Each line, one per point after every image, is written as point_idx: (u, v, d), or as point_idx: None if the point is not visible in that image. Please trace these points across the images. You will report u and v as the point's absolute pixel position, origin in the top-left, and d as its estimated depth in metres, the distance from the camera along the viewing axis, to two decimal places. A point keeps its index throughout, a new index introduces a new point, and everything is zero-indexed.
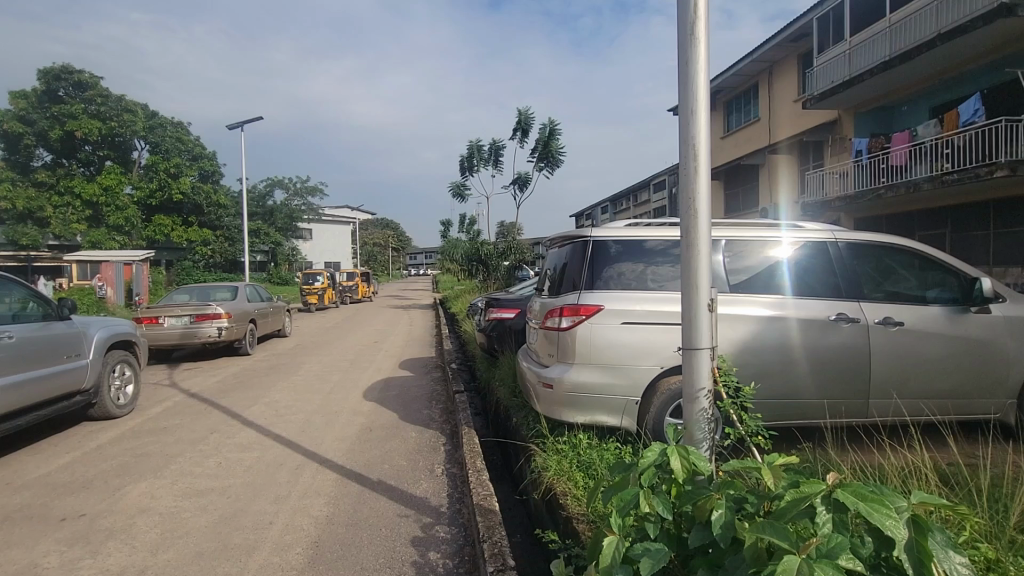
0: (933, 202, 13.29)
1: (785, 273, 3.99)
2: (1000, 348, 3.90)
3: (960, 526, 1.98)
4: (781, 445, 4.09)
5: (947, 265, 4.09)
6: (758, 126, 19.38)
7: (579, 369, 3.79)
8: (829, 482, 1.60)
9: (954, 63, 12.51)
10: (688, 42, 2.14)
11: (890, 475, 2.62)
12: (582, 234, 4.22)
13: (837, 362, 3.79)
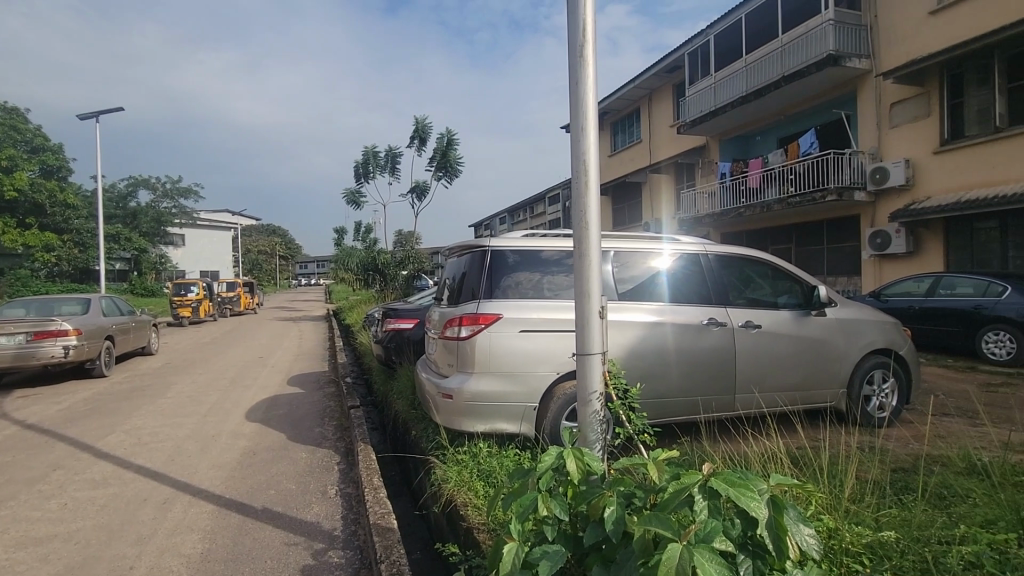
0: (782, 220, 15.26)
1: (665, 282, 4.35)
2: (835, 345, 4.57)
3: (808, 502, 2.27)
4: (664, 440, 4.43)
5: (794, 274, 4.72)
6: (641, 147, 20.97)
7: (479, 378, 3.81)
8: (705, 473, 1.74)
9: (797, 101, 14.55)
10: (577, 63, 2.28)
11: (754, 461, 2.95)
12: (480, 244, 4.28)
13: (710, 363, 4.20)
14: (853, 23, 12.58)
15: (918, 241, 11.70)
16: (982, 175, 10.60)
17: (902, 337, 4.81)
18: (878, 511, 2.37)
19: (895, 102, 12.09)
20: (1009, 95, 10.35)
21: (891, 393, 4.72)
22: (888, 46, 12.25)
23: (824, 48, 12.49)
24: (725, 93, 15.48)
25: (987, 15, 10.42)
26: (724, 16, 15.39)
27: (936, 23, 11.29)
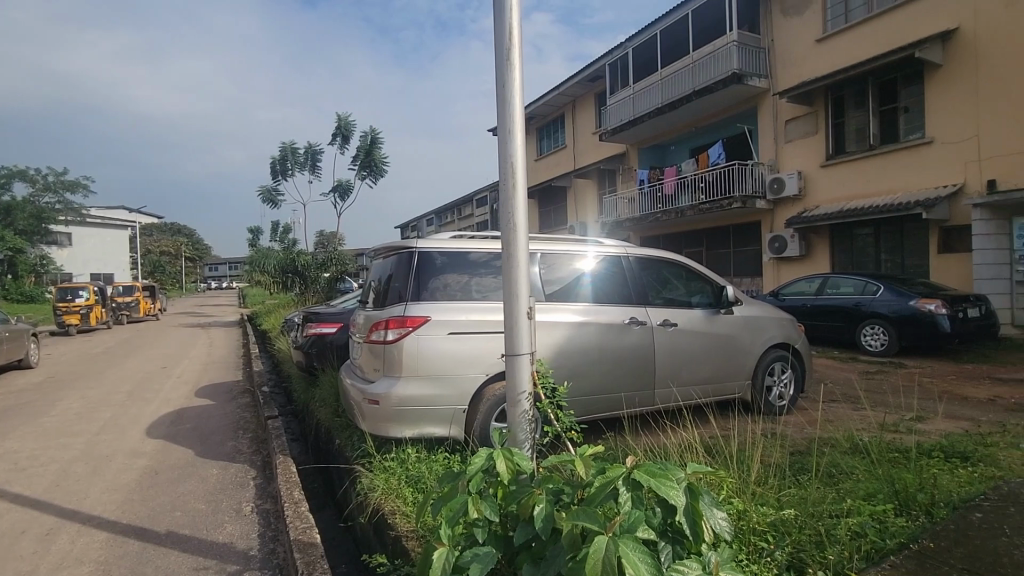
0: (694, 225, 16.30)
1: (589, 283, 4.51)
2: (742, 341, 4.94)
3: (720, 487, 2.45)
4: (590, 437, 4.58)
5: (705, 275, 5.06)
6: (565, 152, 21.56)
7: (407, 382, 3.74)
8: (629, 466, 1.82)
9: (706, 114, 15.61)
10: (503, 66, 2.31)
11: (672, 452, 3.14)
12: (407, 245, 4.20)
13: (631, 360, 4.40)
14: (754, 45, 13.71)
15: (810, 246, 12.94)
16: (860, 187, 11.93)
17: (798, 332, 5.30)
18: (780, 491, 2.60)
19: (789, 119, 13.32)
20: (882, 117, 11.65)
21: (789, 383, 5.19)
22: (783, 67, 13.47)
23: (729, 67, 13.52)
24: (643, 103, 16.29)
25: (863, 45, 11.75)
26: (641, 31, 16.21)
27: (822, 49, 12.58)
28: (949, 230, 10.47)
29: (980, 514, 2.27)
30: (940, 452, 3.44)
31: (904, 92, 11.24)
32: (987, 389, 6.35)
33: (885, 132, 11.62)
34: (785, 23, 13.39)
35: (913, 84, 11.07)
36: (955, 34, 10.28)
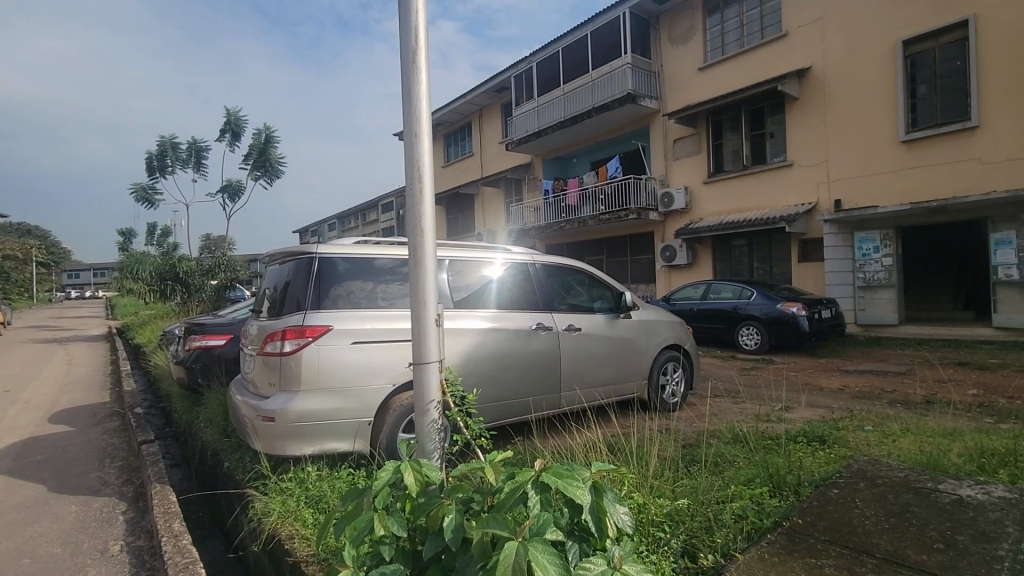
0: (595, 234, 17.13)
1: (496, 290, 4.55)
2: (639, 343, 5.26)
3: (622, 483, 2.58)
4: (499, 443, 4.62)
5: (606, 282, 5.32)
6: (473, 160, 21.71)
7: (306, 396, 3.52)
8: (537, 469, 1.85)
9: (604, 130, 16.52)
10: (409, 68, 2.27)
11: (576, 452, 3.25)
12: (306, 250, 3.97)
13: (539, 365, 4.51)
14: (646, 69, 14.76)
15: (696, 254, 14.15)
16: (736, 202, 13.28)
17: (687, 334, 5.74)
18: (675, 483, 2.78)
19: (677, 138, 14.50)
20: (752, 140, 13.08)
21: (680, 381, 5.60)
22: (671, 91, 14.64)
23: (625, 87, 14.42)
24: (546, 116, 16.87)
25: (737, 76, 13.12)
26: (544, 47, 16.80)
27: (703, 77, 13.87)
28: (807, 241, 11.97)
29: (838, 487, 2.10)
30: (804, 437, 3.91)
31: (771, 120, 12.71)
32: (838, 380, 7.32)
33: (756, 154, 13.04)
34: (672, 50, 14.58)
35: (777, 113, 12.57)
36: (809, 72, 11.83)
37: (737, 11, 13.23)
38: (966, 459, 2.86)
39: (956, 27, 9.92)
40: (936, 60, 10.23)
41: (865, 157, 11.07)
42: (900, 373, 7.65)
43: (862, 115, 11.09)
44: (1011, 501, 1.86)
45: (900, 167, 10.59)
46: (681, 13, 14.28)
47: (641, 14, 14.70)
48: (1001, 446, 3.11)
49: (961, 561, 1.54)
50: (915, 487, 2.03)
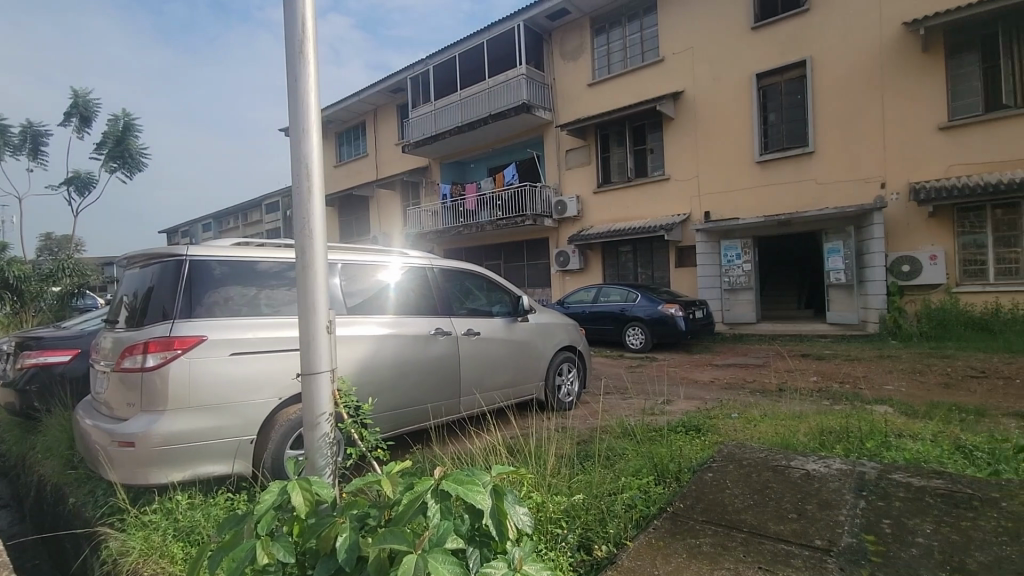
0: (492, 239, 17.36)
1: (392, 295, 4.41)
2: (536, 345, 5.38)
3: (521, 484, 2.61)
4: (396, 453, 4.47)
5: (503, 286, 5.40)
6: (367, 161, 20.98)
7: (173, 416, 3.13)
8: (437, 478, 1.82)
9: (501, 137, 16.83)
10: (296, 59, 2.12)
11: (476, 456, 3.25)
12: (174, 253, 3.55)
13: (437, 370, 4.44)
14: (540, 81, 15.30)
15: (587, 260, 14.90)
16: (623, 211, 14.22)
17: (580, 335, 6.00)
18: (570, 480, 2.89)
19: (569, 149, 15.19)
20: (636, 155, 14.12)
21: (575, 381, 5.84)
22: (563, 103, 15.32)
23: (520, 96, 14.81)
24: (444, 120, 16.80)
25: (622, 93, 14.07)
26: (441, 51, 16.73)
27: (592, 93, 14.69)
28: (683, 248, 13.14)
29: (711, 472, 2.29)
30: (683, 427, 4.27)
31: (651, 136, 13.80)
32: (710, 373, 8.10)
33: (639, 168, 14.08)
34: (564, 64, 15.27)
35: (657, 131, 13.69)
36: (682, 95, 13.03)
37: (621, 33, 14.21)
38: (811, 438, 3.31)
39: (798, 65, 11.52)
40: (783, 92, 11.78)
41: (729, 174, 12.43)
42: (759, 365, 8.65)
43: (726, 136, 12.42)
44: (846, 473, 2.14)
45: (757, 184, 12.05)
46: (572, 30, 15.02)
47: (535, 27, 15.21)
48: (837, 425, 3.64)
49: (809, 526, 1.74)
50: (773, 466, 2.27)
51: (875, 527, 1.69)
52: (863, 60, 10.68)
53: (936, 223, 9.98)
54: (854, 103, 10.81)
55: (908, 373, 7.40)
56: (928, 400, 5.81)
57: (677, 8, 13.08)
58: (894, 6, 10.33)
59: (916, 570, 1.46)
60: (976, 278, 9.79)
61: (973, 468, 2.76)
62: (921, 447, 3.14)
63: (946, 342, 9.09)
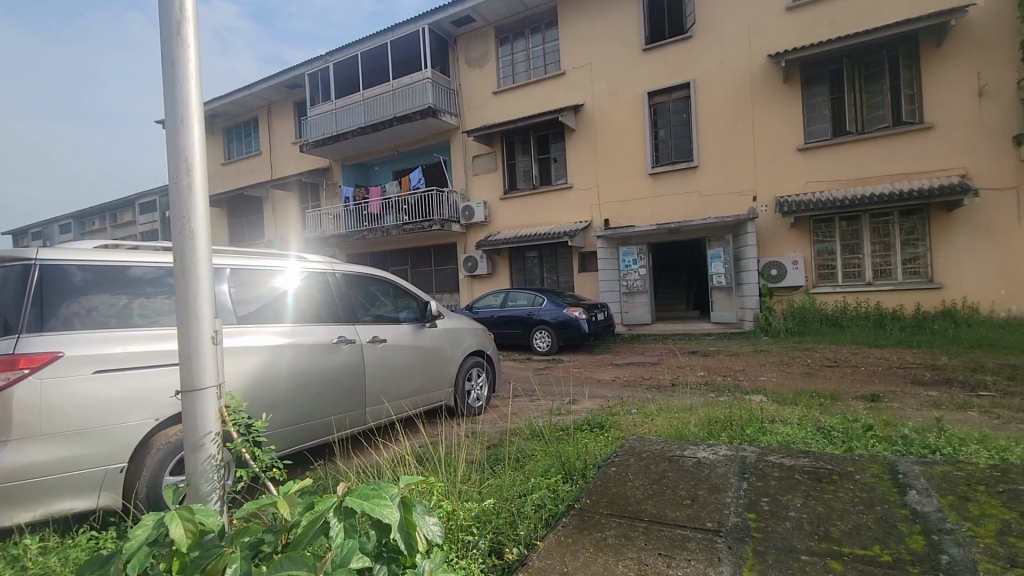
0: (399, 244, 16.96)
1: (289, 302, 4.14)
2: (445, 350, 5.32)
3: (431, 493, 2.55)
4: (295, 471, 4.17)
5: (410, 291, 5.28)
6: (261, 160, 19.58)
7: (20, 447, 2.66)
8: (340, 495, 1.71)
9: (406, 140, 16.51)
10: (172, 40, 1.91)
11: (383, 467, 3.13)
12: (20, 256, 3.04)
13: (341, 380, 4.23)
14: (445, 86, 15.24)
15: (495, 265, 15.06)
16: (528, 217, 14.57)
17: (488, 339, 6.01)
18: (481, 486, 2.88)
19: (475, 155, 15.28)
20: (540, 163, 14.54)
21: (484, 385, 5.84)
22: (469, 109, 15.38)
23: (425, 100, 14.64)
24: (345, 120, 16.15)
25: (526, 103, 14.44)
26: (342, 48, 16.09)
27: (497, 101, 14.91)
28: (585, 254, 13.74)
29: (614, 465, 2.38)
30: (588, 425, 4.44)
31: (554, 146, 14.30)
32: (612, 372, 8.53)
33: (543, 176, 14.53)
34: (469, 71, 15.36)
35: (559, 141, 14.21)
36: (583, 107, 13.65)
37: (525, 45, 14.61)
38: (701, 428, 3.60)
39: (683, 86, 12.56)
40: (671, 110, 12.77)
41: (625, 185, 13.23)
42: (655, 363, 9.26)
43: (622, 149, 13.21)
44: (731, 458, 2.33)
45: (650, 194, 12.94)
46: (477, 37, 15.16)
47: (440, 32, 15.15)
48: (722, 414, 3.99)
49: (701, 511, 1.86)
50: (669, 456, 2.41)
51: (756, 506, 1.85)
52: (737, 85, 11.89)
53: (797, 232, 11.37)
54: (731, 123, 12.00)
55: (778, 365, 8.34)
56: (795, 388, 6.59)
57: (576, 25, 13.70)
58: (761, 39, 11.64)
59: (790, 540, 1.62)
60: (829, 280, 11.25)
61: (831, 446, 3.16)
62: (790, 430, 3.54)
63: (807, 337, 10.34)
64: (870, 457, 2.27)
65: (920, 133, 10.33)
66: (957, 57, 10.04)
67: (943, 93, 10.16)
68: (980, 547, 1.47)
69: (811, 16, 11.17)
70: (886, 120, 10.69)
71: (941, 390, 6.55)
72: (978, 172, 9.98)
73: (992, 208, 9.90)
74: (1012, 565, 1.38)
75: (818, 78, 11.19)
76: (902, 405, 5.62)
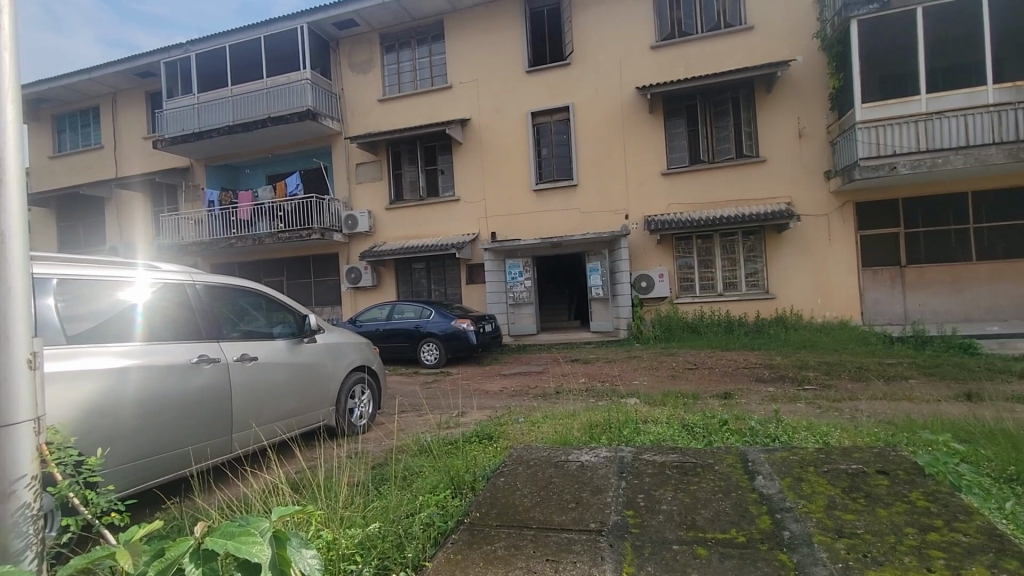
0: (273, 253, 15.70)
1: (136, 318, 3.61)
2: (325, 367, 4.98)
3: (308, 523, 2.34)
4: (142, 513, 3.61)
5: (284, 304, 4.91)
6: (102, 154, 17.04)
7: None
8: (198, 536, 1.51)
9: (282, 143, 15.41)
10: None
11: (252, 499, 2.83)
12: None
13: (201, 404, 3.76)
14: (326, 89, 14.52)
15: (380, 276, 14.57)
16: (415, 229, 14.35)
17: (373, 353, 5.75)
18: (365, 509, 2.72)
19: (359, 163, 14.73)
20: (427, 174, 14.43)
21: (369, 403, 5.57)
22: (352, 115, 14.81)
23: (304, 102, 13.81)
24: (210, 117, 14.67)
25: (413, 113, 14.28)
26: (206, 38, 14.63)
27: (382, 109, 14.55)
28: (472, 266, 13.86)
29: (503, 476, 2.37)
30: (476, 437, 4.44)
31: (441, 158, 14.29)
32: (499, 383, 8.65)
33: (430, 187, 14.43)
34: (352, 76, 14.81)
35: (446, 153, 14.24)
36: (469, 122, 13.83)
37: (410, 55, 14.48)
38: (583, 433, 3.78)
39: (564, 109, 13.30)
40: (553, 131, 13.44)
41: (511, 199, 13.62)
42: (540, 372, 9.57)
43: (508, 164, 13.59)
44: (611, 459, 2.46)
45: (535, 209, 13.46)
46: (360, 42, 14.69)
47: (320, 32, 14.44)
48: (602, 418, 4.23)
49: (584, 512, 1.93)
50: (554, 462, 2.47)
51: (634, 504, 1.97)
52: (611, 112, 12.87)
53: (663, 248, 12.55)
54: (606, 147, 12.94)
55: (649, 369, 9.08)
56: (663, 390, 7.22)
57: (463, 41, 13.89)
58: (631, 72, 12.75)
59: (663, 533, 1.74)
60: (689, 291, 12.55)
61: (695, 440, 3.52)
62: (660, 429, 3.85)
63: (672, 343, 11.40)
64: (727, 449, 2.53)
65: (757, 165, 12.00)
66: (784, 102, 11.83)
67: (774, 132, 11.91)
68: (813, 522, 1.69)
69: (672, 55, 12.49)
70: (731, 152, 12.26)
71: (777, 385, 7.60)
72: (801, 200, 11.84)
73: (811, 231, 11.79)
74: (838, 534, 1.61)
75: (678, 110, 12.52)
76: (749, 400, 6.42)
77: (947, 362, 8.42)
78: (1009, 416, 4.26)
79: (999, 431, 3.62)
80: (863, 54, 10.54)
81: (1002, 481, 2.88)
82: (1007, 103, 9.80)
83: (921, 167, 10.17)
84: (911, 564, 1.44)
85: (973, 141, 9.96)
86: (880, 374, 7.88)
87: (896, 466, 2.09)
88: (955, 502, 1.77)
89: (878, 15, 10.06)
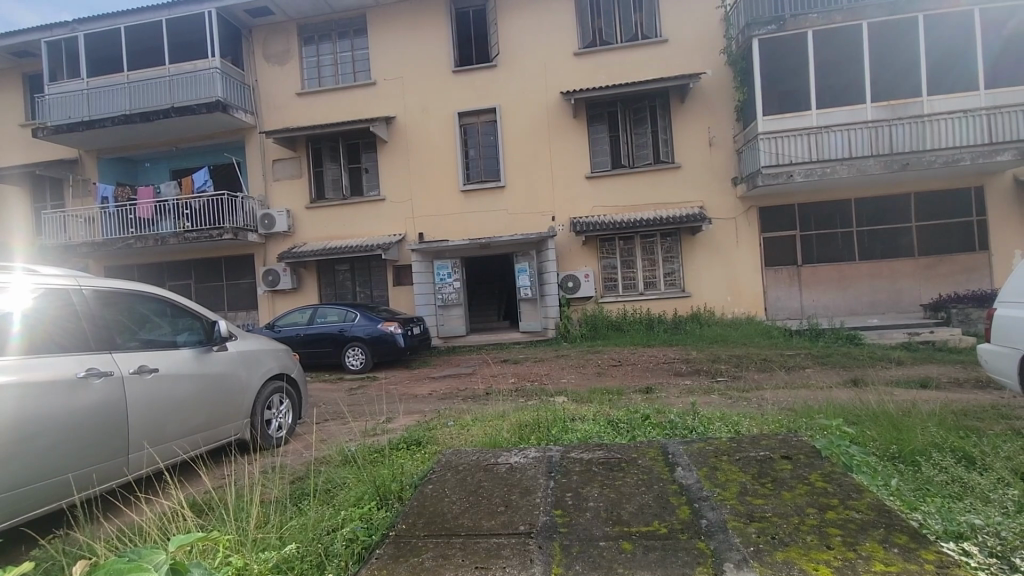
0: (178, 254, 14.47)
1: (9, 329, 3.17)
2: (238, 377, 4.63)
3: (214, 550, 2.14)
4: (12, 553, 3.16)
5: (191, 311, 4.53)
6: None
7: None
8: None
9: (188, 135, 14.22)
10: None
11: (148, 528, 2.55)
12: None
13: (88, 425, 3.36)
14: (237, 79, 13.58)
15: (300, 279, 13.86)
16: (338, 229, 13.80)
17: (292, 360, 5.42)
18: (280, 530, 2.55)
19: (276, 159, 13.93)
20: (350, 173, 13.93)
21: (287, 413, 5.24)
22: (267, 109, 13.96)
23: (212, 92, 12.82)
24: (102, 105, 13.25)
25: (334, 109, 13.70)
26: (96, 17, 13.17)
27: (301, 103, 13.84)
28: (400, 268, 13.54)
29: (431, 483, 2.29)
30: (404, 443, 4.31)
31: (365, 157, 13.84)
32: (428, 386, 8.50)
33: (354, 186, 13.93)
34: (267, 67, 13.96)
35: (370, 152, 13.82)
36: (394, 120, 13.50)
37: (331, 49, 13.91)
38: (513, 434, 3.78)
39: (490, 111, 13.33)
40: (480, 132, 13.44)
41: (438, 200, 13.48)
42: (470, 374, 9.51)
43: (435, 165, 13.42)
44: (540, 459, 2.45)
45: (462, 210, 13.39)
46: (276, 32, 13.88)
47: (230, 18, 13.47)
48: (531, 418, 4.25)
49: (514, 515, 1.91)
50: (485, 465, 2.42)
51: (562, 503, 1.98)
52: (537, 115, 13.07)
53: (588, 249, 12.94)
54: (532, 149, 13.12)
55: (577, 367, 9.32)
56: (589, 387, 7.43)
57: (386, 37, 13.55)
58: (556, 77, 13.03)
59: (590, 530, 1.77)
60: (613, 291, 13.03)
61: (618, 435, 3.64)
62: (587, 426, 3.95)
63: (597, 341, 11.77)
64: (648, 442, 2.62)
65: (673, 171, 12.68)
66: (697, 112, 12.58)
67: (688, 140, 12.64)
68: (728, 508, 1.78)
69: (594, 63, 12.89)
70: (649, 157, 12.85)
71: (693, 379, 8.08)
72: (712, 204, 12.66)
73: (721, 233, 12.64)
74: (750, 519, 1.70)
75: (601, 117, 12.96)
76: (669, 394, 6.77)
77: (837, 352, 9.32)
78: (890, 400, 4.78)
79: (881, 412, 4.05)
80: (764, 71, 11.43)
81: (885, 460, 3.24)
82: (884, 120, 11.05)
83: (814, 175, 11.22)
84: (813, 543, 1.55)
85: (855, 153, 11.15)
86: (781, 364, 8.60)
87: (797, 450, 2.26)
88: (847, 481, 1.95)
89: (775, 35, 11.20)
